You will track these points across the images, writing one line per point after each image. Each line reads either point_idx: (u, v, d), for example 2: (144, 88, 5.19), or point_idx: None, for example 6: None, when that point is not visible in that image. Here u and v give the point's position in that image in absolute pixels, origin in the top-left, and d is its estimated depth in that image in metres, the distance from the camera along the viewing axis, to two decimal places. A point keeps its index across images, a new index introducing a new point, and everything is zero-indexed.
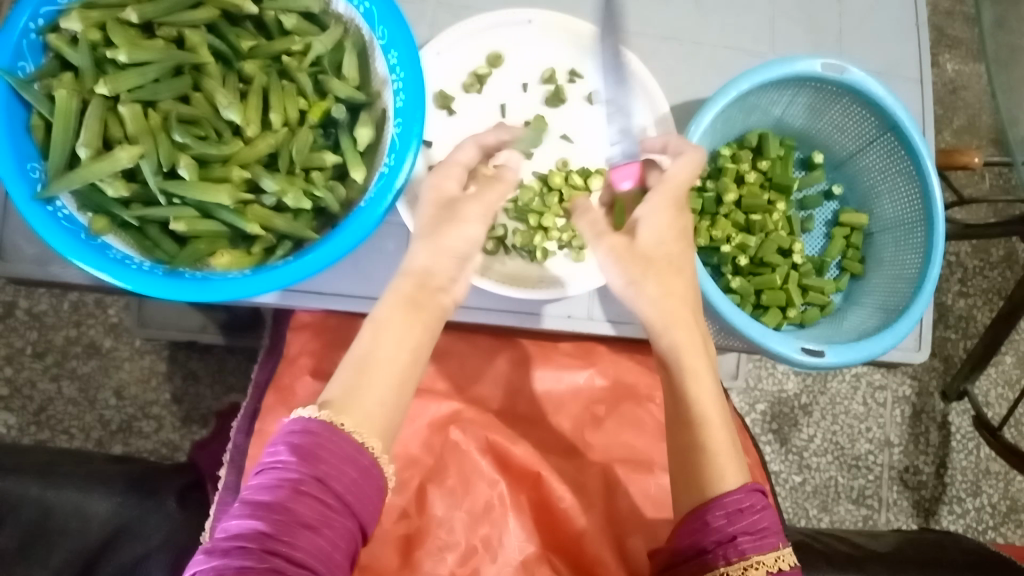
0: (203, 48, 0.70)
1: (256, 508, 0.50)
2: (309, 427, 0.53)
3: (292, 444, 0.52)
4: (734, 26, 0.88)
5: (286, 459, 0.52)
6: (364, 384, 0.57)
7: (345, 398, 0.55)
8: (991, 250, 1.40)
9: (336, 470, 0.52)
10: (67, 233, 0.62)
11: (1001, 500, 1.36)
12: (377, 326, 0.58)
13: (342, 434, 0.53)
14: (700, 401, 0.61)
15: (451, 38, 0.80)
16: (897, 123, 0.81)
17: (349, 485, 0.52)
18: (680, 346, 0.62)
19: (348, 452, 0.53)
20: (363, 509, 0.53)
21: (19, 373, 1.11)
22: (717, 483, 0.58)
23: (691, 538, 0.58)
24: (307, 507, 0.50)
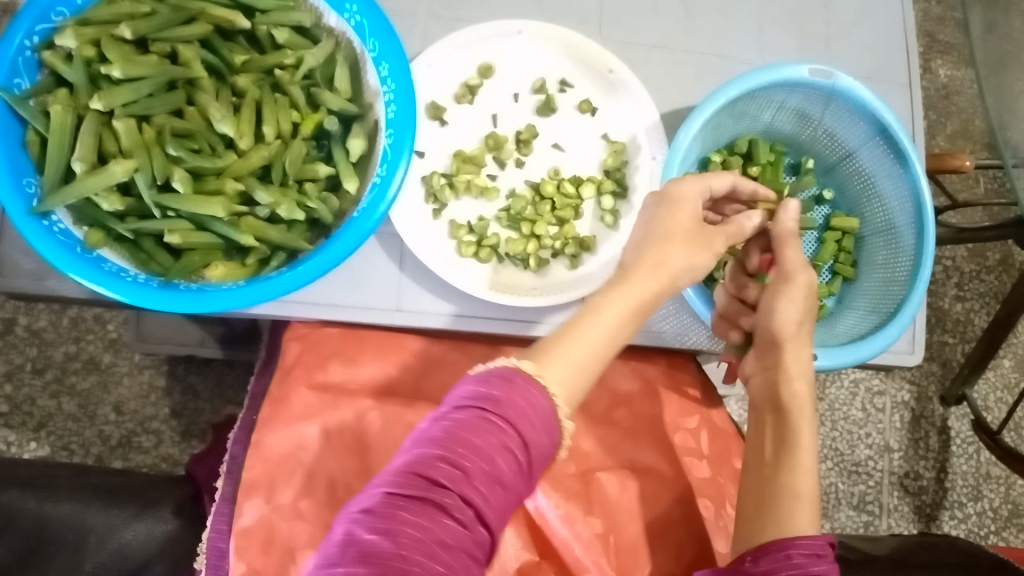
0: (196, 63, 0.71)
1: (453, 447, 0.49)
2: (521, 385, 0.53)
3: (497, 387, 0.52)
4: (723, 34, 0.89)
5: (486, 403, 0.51)
6: (584, 354, 0.60)
7: (563, 362, 0.58)
8: (987, 254, 1.41)
9: (533, 431, 0.52)
10: (63, 247, 0.63)
11: (1003, 504, 1.36)
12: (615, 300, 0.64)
13: (527, 387, 0.53)
14: (799, 453, 0.67)
15: (442, 50, 0.81)
16: (886, 127, 0.82)
17: (535, 445, 0.53)
18: (796, 396, 0.70)
19: (542, 415, 0.53)
20: (531, 475, 0.53)
21: (19, 389, 1.11)
22: (793, 523, 0.62)
23: (773, 569, 0.58)
24: (507, 464, 0.50)
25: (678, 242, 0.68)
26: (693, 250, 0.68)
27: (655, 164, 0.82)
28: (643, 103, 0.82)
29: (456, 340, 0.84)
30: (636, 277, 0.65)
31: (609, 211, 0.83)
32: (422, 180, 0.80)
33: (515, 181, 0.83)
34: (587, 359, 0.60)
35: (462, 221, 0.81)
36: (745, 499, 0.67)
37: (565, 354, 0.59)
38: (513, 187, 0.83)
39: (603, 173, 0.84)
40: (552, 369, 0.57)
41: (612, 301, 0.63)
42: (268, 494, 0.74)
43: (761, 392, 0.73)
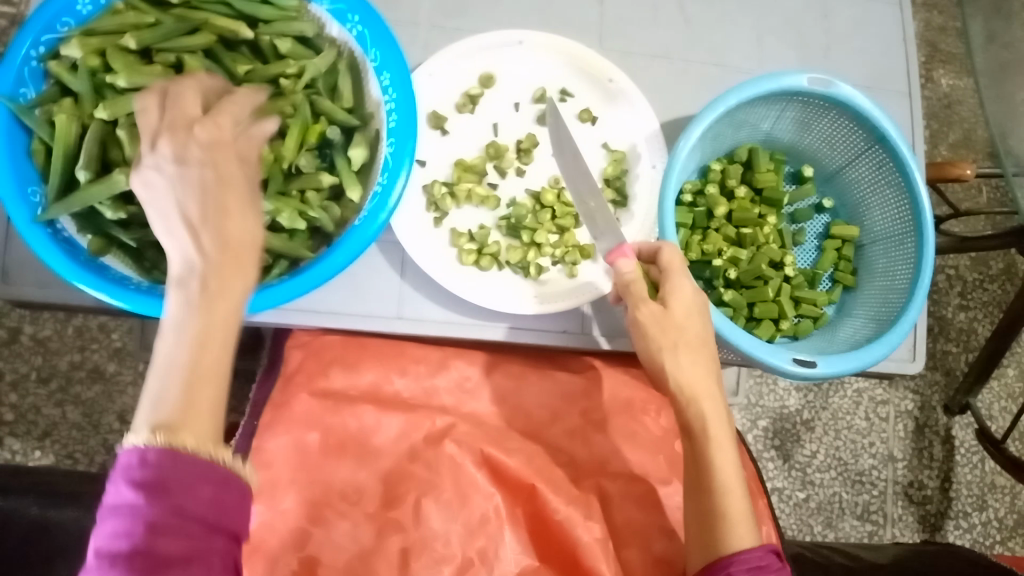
0: (201, 73, 0.72)
1: (112, 561, 0.43)
2: (145, 457, 0.44)
3: (142, 470, 0.44)
4: (722, 44, 0.90)
5: (155, 489, 0.44)
6: (198, 385, 0.47)
7: (178, 410, 0.46)
8: (991, 263, 1.41)
9: (189, 496, 0.45)
10: (66, 254, 0.64)
11: (1009, 514, 1.35)
12: (193, 312, 0.47)
13: (186, 458, 0.45)
14: (722, 472, 0.64)
15: (444, 60, 0.82)
16: (884, 135, 0.83)
17: (209, 506, 0.45)
18: (705, 416, 0.65)
19: (202, 475, 0.45)
20: (229, 522, 0.46)
21: (24, 398, 1.12)
22: (732, 540, 0.62)
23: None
24: (171, 545, 0.43)
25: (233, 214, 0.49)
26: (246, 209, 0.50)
27: (655, 172, 0.83)
28: (642, 111, 0.84)
29: (457, 348, 0.84)
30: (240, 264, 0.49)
31: None
32: (423, 189, 0.80)
33: (515, 190, 0.84)
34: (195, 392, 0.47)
35: (463, 230, 0.81)
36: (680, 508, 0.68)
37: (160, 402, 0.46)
38: (514, 195, 0.84)
39: (604, 182, 0.84)
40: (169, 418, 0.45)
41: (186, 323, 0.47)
42: (269, 500, 0.74)
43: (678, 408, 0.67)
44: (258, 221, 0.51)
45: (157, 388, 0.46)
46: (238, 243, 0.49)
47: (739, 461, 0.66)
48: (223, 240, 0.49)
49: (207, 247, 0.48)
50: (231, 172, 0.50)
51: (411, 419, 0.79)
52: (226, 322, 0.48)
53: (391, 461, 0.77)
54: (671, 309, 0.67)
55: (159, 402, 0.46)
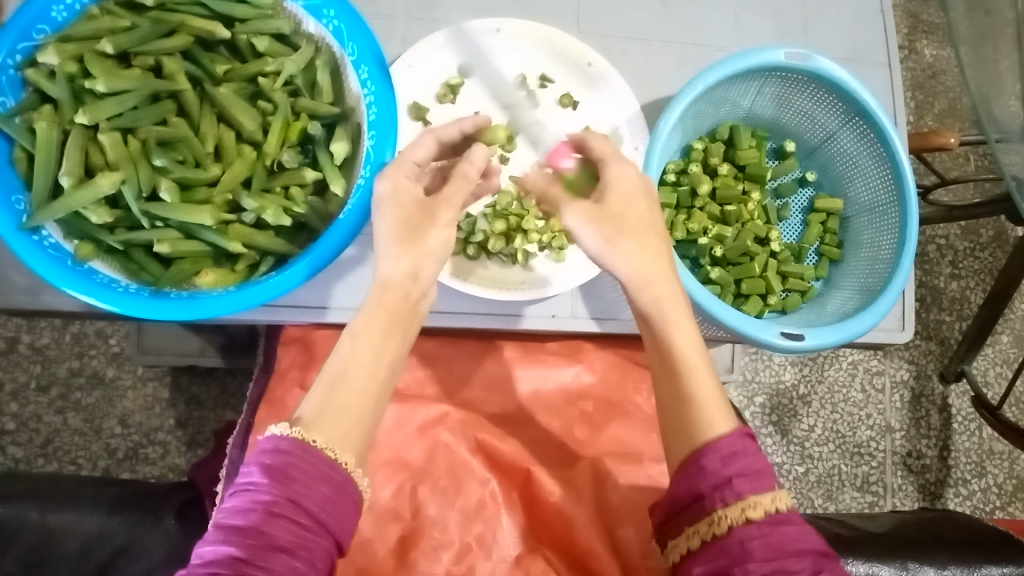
0: (180, 75, 0.72)
1: (228, 532, 0.49)
2: (280, 445, 0.52)
3: (270, 458, 0.52)
4: (700, 24, 0.90)
5: (282, 476, 0.51)
6: (342, 395, 0.57)
7: (317, 411, 0.55)
8: (981, 231, 1.41)
9: (307, 488, 0.51)
10: (53, 260, 0.64)
11: (1007, 479, 1.36)
12: (358, 333, 0.58)
13: (313, 451, 0.53)
14: (678, 353, 0.60)
15: (422, 50, 0.82)
16: (864, 107, 0.83)
17: (322, 503, 0.51)
18: (654, 301, 0.61)
19: (322, 471, 0.52)
20: (338, 526, 0.52)
21: (25, 407, 1.12)
22: (706, 428, 0.57)
23: (688, 485, 0.56)
24: (282, 529, 0.49)
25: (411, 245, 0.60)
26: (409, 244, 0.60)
27: (637, 154, 0.84)
28: (621, 93, 0.84)
29: (449, 335, 0.85)
30: (383, 294, 0.60)
31: None
32: None
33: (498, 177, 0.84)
34: (339, 394, 0.57)
35: None
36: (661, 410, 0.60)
37: (313, 402, 0.56)
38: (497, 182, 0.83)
39: None
40: (326, 417, 0.55)
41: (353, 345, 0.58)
42: None
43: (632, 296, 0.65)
44: (435, 257, 0.62)
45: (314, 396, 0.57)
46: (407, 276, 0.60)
47: (697, 340, 0.60)
48: (397, 271, 0.60)
49: (384, 277, 0.60)
50: (432, 215, 0.62)
51: (404, 409, 0.79)
52: (391, 335, 0.60)
53: (388, 452, 0.78)
54: (608, 198, 0.63)
55: (311, 406, 0.56)
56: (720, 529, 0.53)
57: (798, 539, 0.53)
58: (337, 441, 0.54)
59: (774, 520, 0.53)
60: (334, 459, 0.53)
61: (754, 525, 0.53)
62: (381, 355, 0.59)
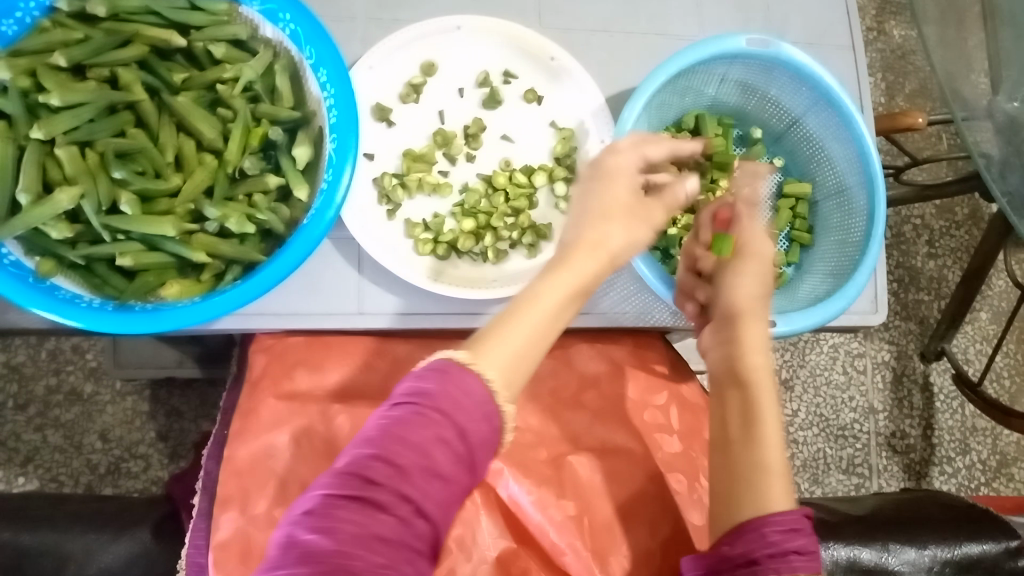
0: (136, 85, 0.72)
1: (389, 442, 0.48)
2: (448, 373, 0.51)
3: (433, 381, 0.51)
4: (664, 13, 0.90)
5: (440, 407, 0.50)
6: (527, 336, 0.57)
7: (483, 338, 0.56)
8: (956, 210, 1.42)
9: (468, 421, 0.51)
10: (13, 277, 0.64)
11: (991, 455, 1.37)
12: (552, 282, 0.60)
13: (471, 376, 0.52)
14: (765, 425, 0.65)
15: (382, 51, 0.81)
16: (827, 90, 0.83)
17: (477, 440, 0.51)
18: (753, 367, 0.68)
19: (484, 407, 0.52)
20: (480, 468, 0.52)
21: (3, 426, 1.11)
22: (767, 502, 0.60)
23: (745, 548, 0.59)
24: (444, 454, 0.49)
25: (617, 218, 0.65)
26: (633, 223, 0.65)
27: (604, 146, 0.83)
28: (584, 87, 0.84)
29: (424, 338, 0.84)
30: (575, 257, 0.62)
31: (562, 198, 0.84)
32: (374, 182, 0.80)
33: (467, 175, 0.84)
34: (522, 345, 0.56)
35: (418, 220, 0.81)
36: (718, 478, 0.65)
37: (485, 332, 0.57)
38: (466, 181, 0.84)
39: (554, 162, 0.85)
40: (488, 356, 0.54)
41: (550, 286, 0.60)
42: (243, 505, 0.74)
43: (720, 367, 0.71)
44: (637, 239, 0.66)
45: (510, 338, 0.56)
46: (601, 239, 0.64)
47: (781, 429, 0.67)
48: (598, 237, 0.64)
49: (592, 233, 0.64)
50: (641, 202, 0.67)
51: None
52: (572, 301, 0.61)
53: None
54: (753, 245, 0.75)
55: (507, 349, 0.55)
56: None
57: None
58: (503, 384, 0.54)
59: None
60: (497, 405, 0.53)
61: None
62: (561, 309, 0.60)
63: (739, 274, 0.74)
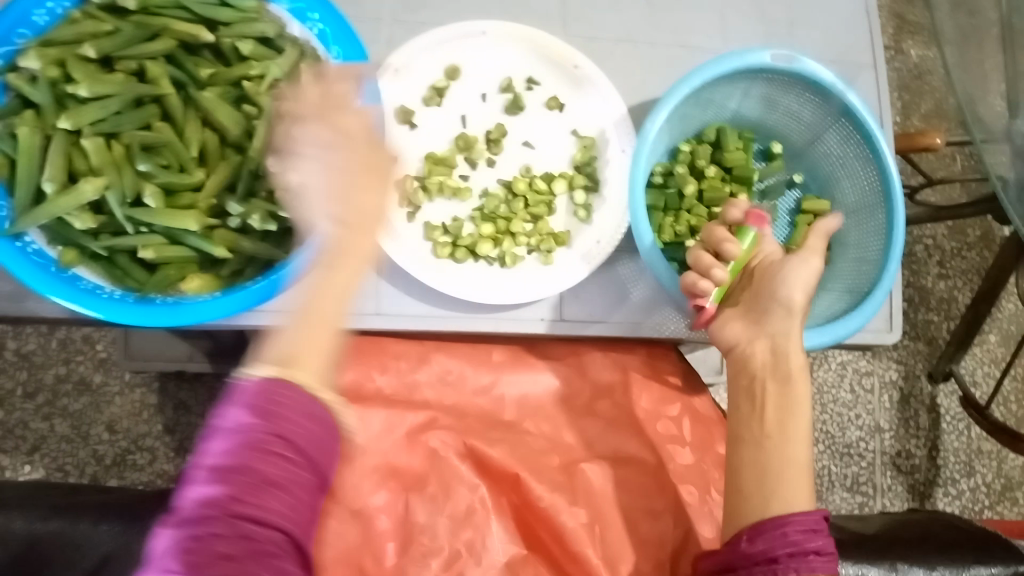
0: (163, 79, 0.72)
1: (215, 471, 0.45)
2: (260, 381, 0.47)
3: (251, 394, 0.47)
4: (689, 27, 0.90)
5: (265, 415, 0.47)
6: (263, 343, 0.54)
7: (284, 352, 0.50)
8: (968, 231, 1.42)
9: (295, 424, 0.47)
10: (37, 267, 0.64)
11: (996, 478, 1.37)
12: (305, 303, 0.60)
13: (293, 387, 0.48)
14: None
15: (407, 54, 0.81)
16: (851, 109, 0.83)
17: (313, 438, 0.48)
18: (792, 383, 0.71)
19: (308, 407, 0.48)
20: (332, 460, 0.49)
21: (11, 414, 1.11)
22: (790, 502, 0.68)
23: (768, 544, 0.65)
24: (275, 465, 0.46)
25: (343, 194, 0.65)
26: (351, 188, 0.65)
27: (625, 156, 0.83)
28: (609, 96, 0.84)
29: (438, 342, 0.85)
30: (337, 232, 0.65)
31: (582, 206, 0.84)
32: (395, 184, 0.80)
33: (487, 180, 0.84)
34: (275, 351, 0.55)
35: (437, 222, 0.81)
36: (743, 474, 0.71)
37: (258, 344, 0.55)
38: (486, 186, 0.84)
39: (574, 169, 0.85)
40: (308, 367, 0.49)
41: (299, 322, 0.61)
42: None
43: (764, 356, 0.74)
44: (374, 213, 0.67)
45: (276, 341, 0.59)
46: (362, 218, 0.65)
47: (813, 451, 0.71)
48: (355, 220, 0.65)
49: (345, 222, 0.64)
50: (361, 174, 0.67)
51: (394, 415, 0.79)
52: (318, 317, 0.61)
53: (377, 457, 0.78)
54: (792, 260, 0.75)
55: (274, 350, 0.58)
56: None
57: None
58: (314, 382, 0.49)
59: None
60: (315, 396, 0.49)
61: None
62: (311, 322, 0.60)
63: (793, 268, 0.75)
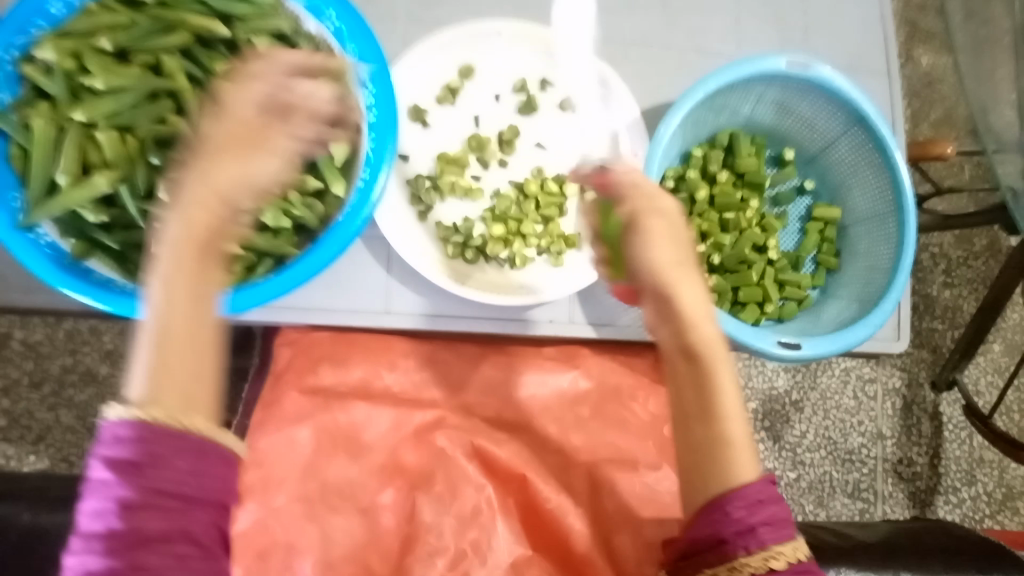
0: (179, 74, 0.71)
1: (100, 538, 0.45)
2: (119, 434, 0.46)
3: (113, 454, 0.46)
4: (704, 31, 0.90)
5: (133, 467, 0.45)
6: (159, 360, 0.49)
7: (151, 386, 0.48)
8: (974, 240, 1.42)
9: (165, 471, 0.46)
10: (50, 260, 0.65)
11: (997, 487, 1.37)
12: (167, 292, 0.50)
13: (167, 432, 0.46)
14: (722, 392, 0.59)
15: (421, 53, 0.81)
16: (865, 117, 0.83)
17: (179, 480, 0.46)
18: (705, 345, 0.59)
19: (174, 448, 0.46)
20: (210, 493, 0.47)
21: (17, 404, 1.12)
22: (730, 476, 0.56)
23: (710, 529, 0.55)
24: (153, 517, 0.45)
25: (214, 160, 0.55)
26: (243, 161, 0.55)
27: (640, 160, 0.82)
28: (624, 98, 0.82)
29: (445, 340, 0.83)
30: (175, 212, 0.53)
31: None
32: (407, 183, 0.80)
33: (499, 181, 0.84)
34: (161, 356, 0.49)
35: (448, 222, 0.81)
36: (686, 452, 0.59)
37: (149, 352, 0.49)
38: (498, 187, 0.84)
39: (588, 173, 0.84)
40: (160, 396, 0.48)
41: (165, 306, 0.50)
42: (262, 497, 0.75)
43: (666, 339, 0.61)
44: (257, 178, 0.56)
45: (138, 360, 0.49)
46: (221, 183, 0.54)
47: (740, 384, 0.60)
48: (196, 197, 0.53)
49: (203, 189, 0.53)
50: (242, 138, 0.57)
51: (401, 414, 0.80)
52: (186, 324, 0.50)
53: (383, 457, 0.78)
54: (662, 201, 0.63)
55: (138, 375, 0.49)
56: None
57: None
58: (177, 414, 0.47)
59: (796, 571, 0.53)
60: (195, 433, 0.47)
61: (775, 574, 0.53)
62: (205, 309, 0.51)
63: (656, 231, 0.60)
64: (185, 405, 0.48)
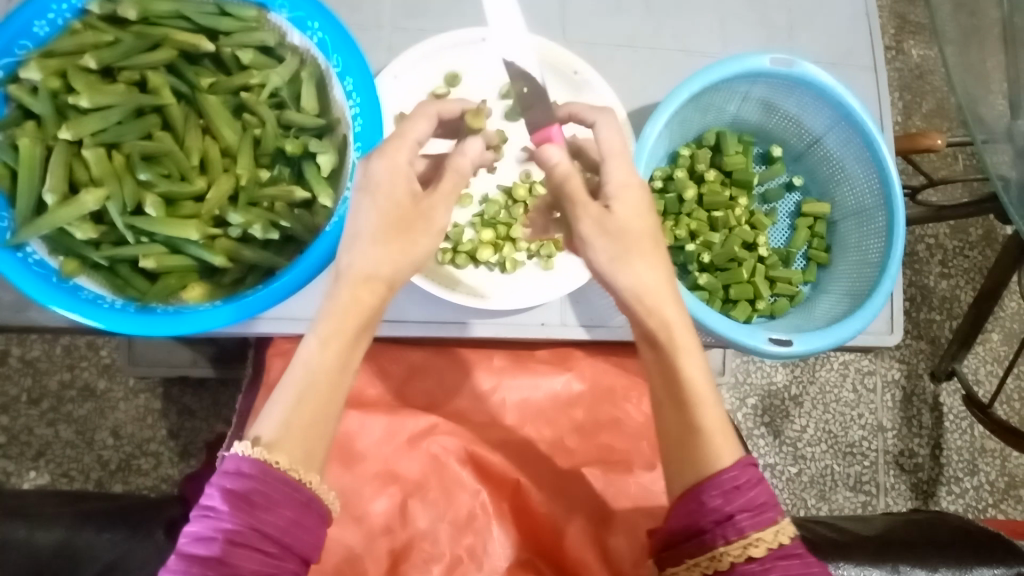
0: (165, 89, 0.73)
1: (191, 563, 0.48)
2: (242, 469, 0.51)
3: (230, 483, 0.50)
4: (688, 30, 0.90)
5: (244, 503, 0.50)
6: (302, 412, 0.55)
7: (281, 430, 0.54)
8: (970, 230, 1.42)
9: (274, 515, 0.50)
10: (38, 278, 0.64)
11: (999, 476, 1.37)
12: (324, 341, 0.56)
13: (276, 474, 0.51)
14: (690, 381, 0.59)
15: (406, 61, 0.81)
16: (850, 113, 0.83)
17: (285, 527, 0.50)
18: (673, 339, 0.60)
19: (277, 496, 0.51)
20: (303, 546, 0.51)
21: (16, 420, 1.12)
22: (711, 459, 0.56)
23: (688, 520, 0.55)
24: (248, 558, 0.48)
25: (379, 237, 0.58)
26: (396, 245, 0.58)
27: None
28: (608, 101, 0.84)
29: (438, 347, 0.85)
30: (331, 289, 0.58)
31: None
32: None
33: (487, 186, 0.84)
34: (301, 411, 0.55)
35: None
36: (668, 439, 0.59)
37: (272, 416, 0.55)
38: (486, 192, 0.84)
39: None
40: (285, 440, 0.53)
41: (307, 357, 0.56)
42: None
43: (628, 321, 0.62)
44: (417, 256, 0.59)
45: (277, 406, 0.55)
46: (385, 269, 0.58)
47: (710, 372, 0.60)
48: (370, 270, 0.57)
49: (358, 274, 0.57)
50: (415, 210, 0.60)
51: (394, 422, 0.80)
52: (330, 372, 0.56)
53: (378, 464, 0.78)
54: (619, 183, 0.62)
55: (272, 418, 0.54)
56: (721, 566, 0.53)
57: (798, 572, 0.53)
58: (301, 461, 0.53)
59: (777, 555, 0.53)
60: (299, 480, 0.52)
61: (755, 561, 0.52)
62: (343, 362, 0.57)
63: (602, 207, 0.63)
64: (305, 458, 0.54)
